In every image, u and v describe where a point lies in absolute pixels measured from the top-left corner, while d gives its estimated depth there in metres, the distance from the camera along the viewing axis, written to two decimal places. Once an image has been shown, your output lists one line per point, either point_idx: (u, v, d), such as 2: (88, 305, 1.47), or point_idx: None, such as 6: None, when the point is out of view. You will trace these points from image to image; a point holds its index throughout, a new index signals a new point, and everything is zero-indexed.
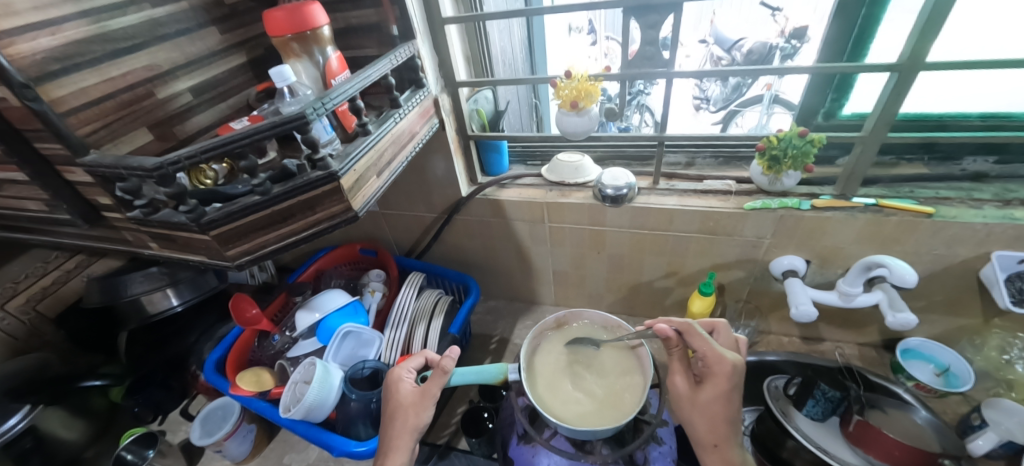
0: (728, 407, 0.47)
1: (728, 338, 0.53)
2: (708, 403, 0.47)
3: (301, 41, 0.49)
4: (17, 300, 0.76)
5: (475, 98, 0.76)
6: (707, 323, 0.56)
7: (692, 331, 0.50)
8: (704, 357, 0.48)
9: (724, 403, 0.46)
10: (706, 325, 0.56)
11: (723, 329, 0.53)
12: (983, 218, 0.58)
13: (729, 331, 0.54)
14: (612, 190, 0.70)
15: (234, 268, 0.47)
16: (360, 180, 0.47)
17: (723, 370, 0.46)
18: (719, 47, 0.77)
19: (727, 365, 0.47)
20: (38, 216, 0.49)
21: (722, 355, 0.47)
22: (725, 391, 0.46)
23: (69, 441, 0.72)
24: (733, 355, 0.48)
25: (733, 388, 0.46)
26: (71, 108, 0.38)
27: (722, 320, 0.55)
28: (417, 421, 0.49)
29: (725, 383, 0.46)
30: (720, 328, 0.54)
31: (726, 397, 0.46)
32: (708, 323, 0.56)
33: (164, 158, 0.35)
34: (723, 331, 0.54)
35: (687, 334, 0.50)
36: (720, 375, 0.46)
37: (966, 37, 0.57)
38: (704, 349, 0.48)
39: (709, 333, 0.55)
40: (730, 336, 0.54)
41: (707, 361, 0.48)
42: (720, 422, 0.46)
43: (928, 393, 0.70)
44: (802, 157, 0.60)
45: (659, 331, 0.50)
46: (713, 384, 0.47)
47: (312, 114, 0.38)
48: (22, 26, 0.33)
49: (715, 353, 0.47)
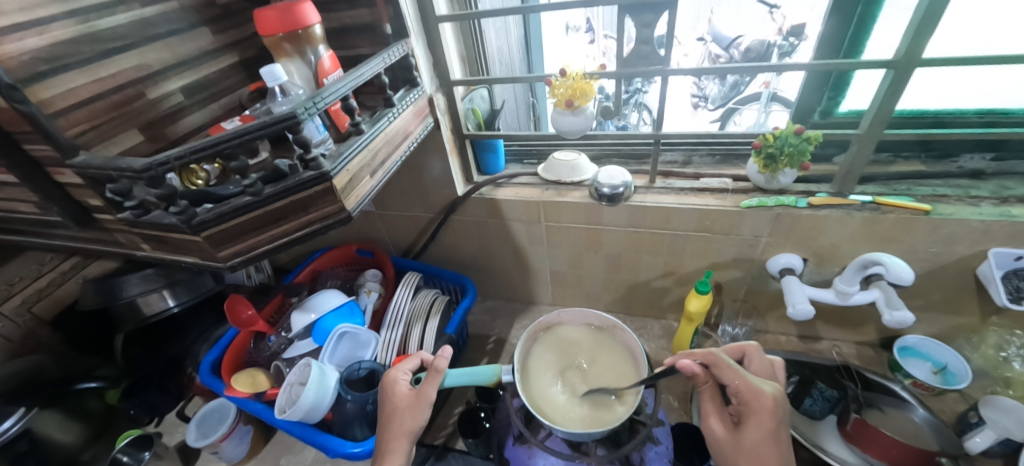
0: (779, 449, 0.42)
1: (762, 362, 0.51)
2: (753, 446, 0.42)
3: (293, 41, 0.49)
4: (13, 302, 0.75)
5: (471, 98, 0.76)
6: (737, 349, 0.54)
7: (719, 363, 0.48)
8: (739, 392, 0.45)
9: (774, 445, 0.42)
10: (737, 352, 0.54)
11: (754, 353, 0.52)
12: (980, 216, 0.58)
13: (761, 354, 0.52)
14: (609, 189, 0.70)
15: (228, 269, 0.47)
16: (353, 180, 0.47)
17: (763, 405, 0.43)
18: (717, 46, 0.74)
19: (767, 399, 0.44)
20: (30, 218, 0.49)
21: (759, 388, 0.44)
22: (771, 429, 0.42)
23: (65, 443, 0.72)
24: (770, 386, 0.45)
25: (779, 425, 0.43)
26: (60, 110, 0.38)
27: (751, 343, 0.53)
28: (412, 424, 0.48)
29: (770, 420, 0.43)
30: (751, 352, 0.53)
31: (773, 436, 0.42)
32: (737, 349, 0.54)
33: (153, 159, 0.34)
34: (755, 355, 0.52)
35: (714, 366, 0.48)
36: (762, 412, 0.43)
37: (964, 34, 0.57)
38: (737, 383, 0.46)
39: (740, 359, 0.53)
40: (763, 360, 0.52)
41: (743, 397, 0.45)
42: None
43: (926, 391, 0.70)
44: (798, 155, 0.60)
45: (685, 367, 0.48)
46: (756, 422, 0.43)
47: (303, 114, 0.38)
48: (8, 26, 0.33)
49: (750, 386, 0.45)
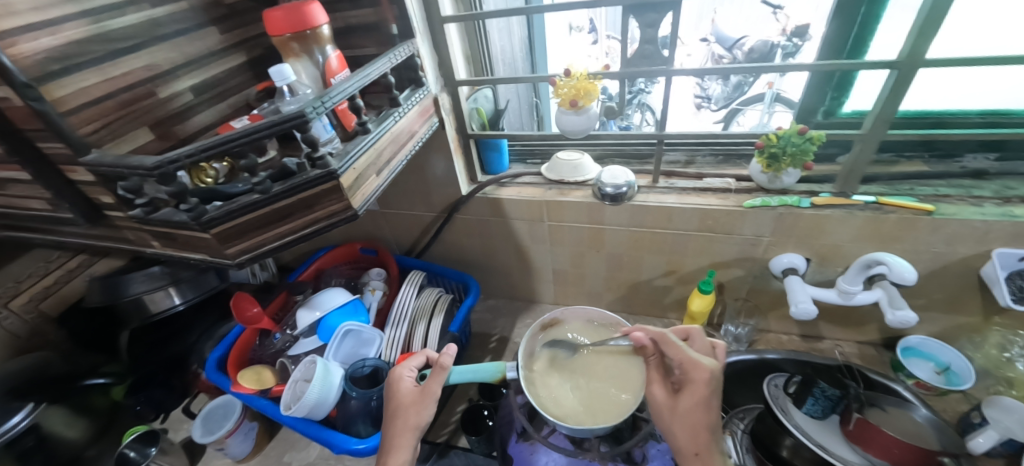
0: (710, 414, 0.44)
1: (703, 343, 0.52)
2: (687, 413, 0.44)
3: (301, 41, 0.49)
4: (20, 300, 0.76)
5: (475, 97, 0.76)
6: (682, 331, 0.55)
7: (666, 340, 0.48)
8: (681, 364, 0.47)
9: (704, 411, 0.44)
10: (682, 333, 0.54)
11: (697, 335, 0.52)
12: (983, 215, 0.58)
13: (704, 336, 0.53)
14: (612, 188, 0.70)
15: (235, 266, 0.48)
16: (359, 179, 0.47)
17: (700, 376, 0.45)
18: (720, 46, 0.76)
19: (704, 371, 0.45)
20: (41, 215, 0.49)
21: (698, 361, 0.46)
22: (704, 398, 0.44)
23: (69, 439, 0.72)
24: (710, 360, 0.46)
25: (712, 394, 0.45)
26: (72, 108, 0.38)
27: (696, 326, 0.54)
28: (417, 420, 0.49)
29: (704, 389, 0.45)
30: (694, 334, 0.53)
31: (705, 403, 0.45)
32: (682, 330, 0.54)
33: (165, 157, 0.35)
34: (698, 337, 0.53)
35: (662, 343, 0.49)
36: (698, 382, 0.45)
37: (967, 34, 0.57)
38: (679, 357, 0.47)
39: (684, 340, 0.54)
40: (704, 342, 0.52)
41: (684, 368, 0.46)
42: (701, 432, 0.44)
43: (929, 391, 0.70)
44: (801, 155, 0.60)
45: (634, 338, 0.50)
46: (692, 391, 0.45)
47: (311, 113, 0.38)
48: (22, 26, 0.33)
49: (691, 359, 0.46)
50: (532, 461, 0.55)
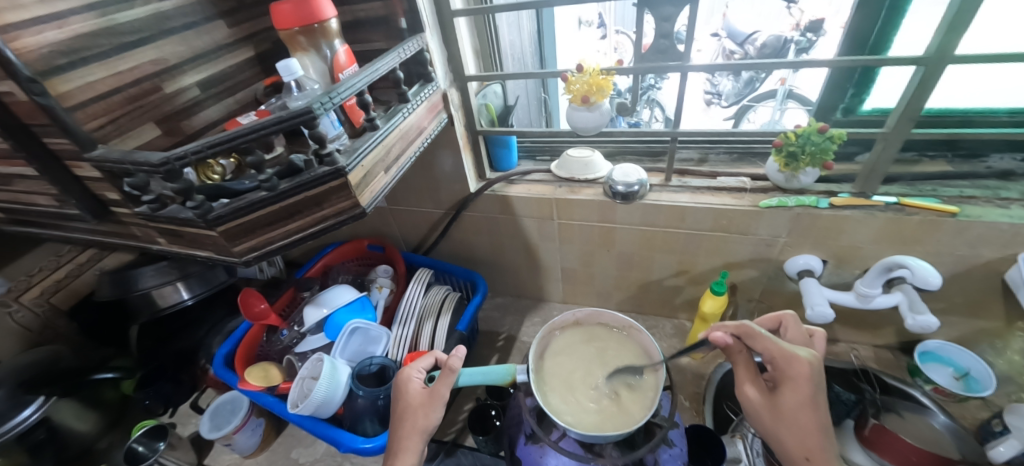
0: (816, 413, 0.43)
1: (797, 330, 0.53)
2: (792, 413, 0.43)
3: (308, 35, 0.49)
4: (31, 293, 0.77)
5: (484, 93, 0.75)
6: (773, 320, 0.56)
7: (751, 333, 0.48)
8: (774, 359, 0.46)
9: (810, 410, 0.43)
10: (773, 321, 0.55)
11: (791, 322, 0.53)
12: (1010, 218, 0.55)
13: (797, 323, 0.54)
14: (623, 186, 0.68)
15: (243, 264, 0.47)
16: (368, 176, 0.46)
17: (799, 371, 0.44)
18: (732, 41, 0.73)
19: (803, 364, 0.44)
20: (49, 211, 0.49)
21: (794, 354, 0.45)
22: (806, 395, 0.43)
23: (82, 432, 0.74)
24: (806, 352, 0.45)
25: (815, 390, 0.43)
26: (78, 103, 0.38)
27: (789, 313, 0.54)
28: (425, 422, 0.48)
29: (807, 385, 0.43)
30: (788, 321, 0.54)
31: (810, 401, 0.43)
32: (774, 318, 0.55)
33: (170, 153, 0.34)
34: (792, 324, 0.54)
35: (747, 337, 0.49)
36: (798, 378, 0.44)
37: (997, 29, 0.55)
38: (771, 351, 0.46)
39: (776, 327, 0.55)
40: (799, 330, 0.53)
41: (778, 363, 0.45)
42: (812, 433, 0.42)
43: (947, 397, 0.67)
44: (820, 153, 0.58)
45: (716, 340, 0.48)
46: (792, 388, 0.44)
47: (319, 109, 0.37)
48: (28, 19, 0.33)
49: (786, 353, 0.45)
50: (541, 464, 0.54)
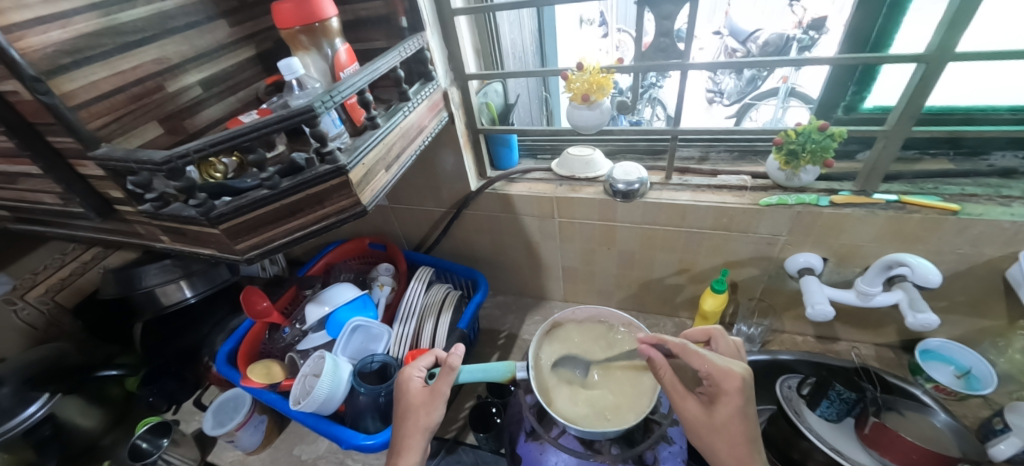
0: (747, 425, 0.43)
1: (728, 344, 0.52)
2: (723, 427, 0.43)
3: (309, 34, 0.49)
4: (36, 291, 0.77)
5: (485, 92, 0.75)
6: (703, 333, 0.55)
7: (687, 350, 0.47)
8: (709, 374, 0.45)
9: (741, 423, 0.43)
10: (703, 336, 0.55)
11: (721, 336, 0.53)
12: (1012, 216, 0.55)
13: (726, 337, 0.53)
14: (624, 185, 0.68)
15: (245, 262, 0.47)
16: (368, 174, 0.47)
17: (733, 385, 0.44)
18: (734, 39, 0.79)
19: (735, 378, 0.44)
20: (54, 209, 0.50)
21: (728, 369, 0.44)
22: (738, 409, 0.43)
23: (87, 428, 0.75)
24: (738, 366, 0.45)
25: (747, 402, 0.44)
26: (81, 102, 0.38)
27: (717, 327, 0.54)
28: (427, 421, 0.49)
29: (738, 399, 0.43)
30: (717, 335, 0.53)
31: (741, 415, 0.43)
32: (704, 332, 0.55)
33: (173, 151, 0.34)
34: (721, 338, 0.53)
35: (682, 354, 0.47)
36: (730, 392, 0.43)
37: (1000, 27, 0.55)
38: (706, 367, 0.45)
39: (707, 341, 0.54)
40: (728, 342, 0.53)
41: (714, 379, 0.45)
42: (742, 446, 0.42)
43: (949, 395, 0.68)
44: (821, 151, 0.58)
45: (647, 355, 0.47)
46: (725, 402, 0.43)
47: (320, 107, 0.37)
48: (32, 19, 0.33)
49: (719, 368, 0.44)
50: (542, 461, 0.54)
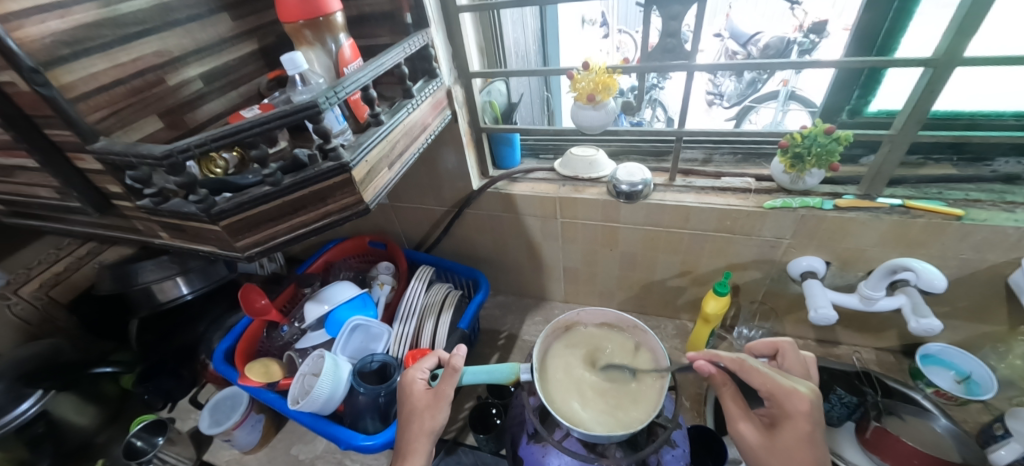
0: (816, 451, 0.41)
1: (795, 359, 0.52)
2: (788, 451, 0.42)
3: (314, 28, 0.48)
4: (30, 286, 0.76)
5: (488, 90, 0.75)
6: (769, 346, 0.55)
7: (747, 367, 0.47)
8: (772, 394, 0.44)
9: (810, 448, 0.41)
10: (770, 348, 0.55)
11: (789, 350, 0.52)
12: (1016, 222, 0.55)
13: (795, 352, 0.53)
14: (627, 186, 0.68)
15: (245, 259, 0.47)
16: (371, 172, 0.46)
17: (798, 407, 0.43)
18: (734, 41, 0.81)
19: (802, 401, 0.43)
20: (50, 203, 0.49)
21: (793, 389, 0.44)
22: (806, 433, 0.42)
23: (81, 426, 0.74)
24: (804, 388, 0.44)
25: (814, 428, 0.42)
26: (80, 94, 0.37)
27: (786, 340, 0.54)
28: (432, 424, 0.48)
29: (805, 422, 0.42)
30: (786, 349, 0.53)
31: (809, 439, 0.41)
32: (771, 344, 0.55)
33: (174, 145, 0.34)
34: (789, 352, 0.53)
35: (742, 371, 0.47)
36: (795, 415, 0.43)
37: (1005, 32, 0.55)
38: (769, 385, 0.45)
39: (774, 355, 0.54)
40: (796, 358, 0.52)
41: (776, 399, 0.44)
42: None
43: (950, 400, 0.68)
44: (826, 155, 0.58)
45: (701, 367, 0.47)
46: (790, 424, 0.42)
47: (324, 103, 0.37)
48: (30, 8, 0.32)
49: (783, 387, 0.44)
50: (545, 464, 0.54)
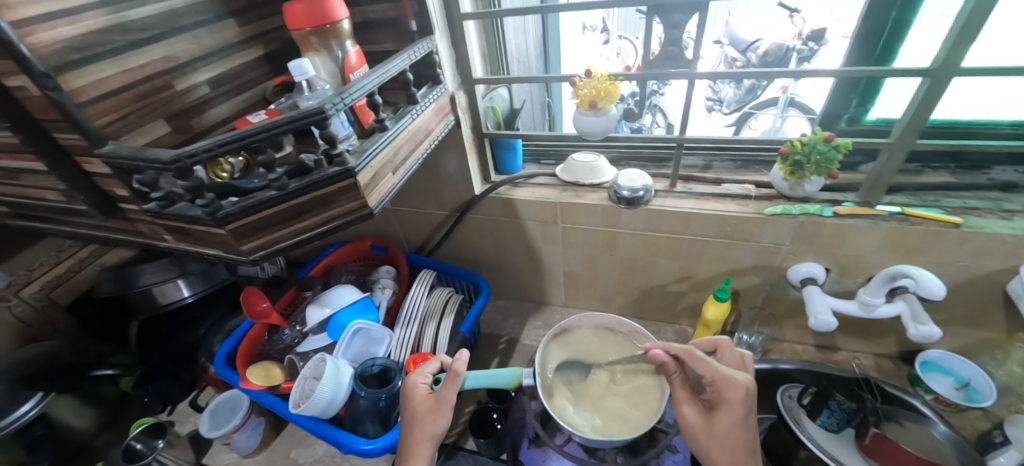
0: (747, 434, 0.42)
1: (734, 356, 0.52)
2: (723, 434, 0.43)
3: (320, 35, 0.49)
4: (30, 288, 0.76)
5: (491, 96, 0.75)
6: (710, 343, 0.55)
7: (693, 356, 0.46)
8: (713, 381, 0.44)
9: (741, 431, 0.42)
10: (710, 346, 0.54)
11: (727, 347, 0.52)
12: (1013, 230, 0.56)
13: (733, 348, 0.53)
14: (628, 191, 0.69)
15: (249, 263, 0.47)
16: (376, 177, 0.46)
17: (736, 394, 0.43)
18: (733, 49, 0.77)
19: (739, 388, 0.43)
20: (55, 206, 0.49)
21: (732, 377, 0.43)
22: (740, 418, 0.42)
23: (79, 428, 0.74)
24: (742, 375, 0.44)
25: (748, 412, 0.43)
26: (89, 99, 0.38)
27: (724, 338, 0.53)
28: (434, 428, 0.48)
29: (740, 408, 0.42)
30: (723, 346, 0.53)
31: (742, 424, 0.42)
32: (710, 342, 0.54)
33: (182, 151, 0.34)
34: (727, 349, 0.53)
35: (688, 359, 0.46)
36: (732, 401, 0.43)
37: (1000, 43, 0.56)
38: (711, 374, 0.44)
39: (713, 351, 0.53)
40: (734, 354, 0.52)
41: (717, 385, 0.44)
42: (741, 454, 0.42)
43: (948, 407, 0.68)
44: (825, 163, 0.59)
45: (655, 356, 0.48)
46: (727, 410, 0.43)
47: (331, 109, 0.37)
48: (41, 14, 0.33)
49: (724, 375, 0.43)
50: None
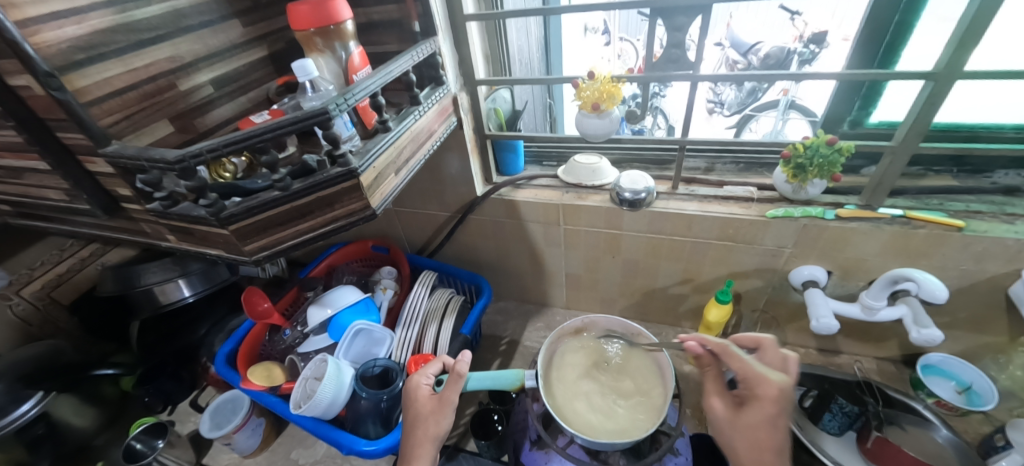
0: (777, 435, 0.42)
1: (775, 356, 0.50)
2: (749, 427, 0.43)
3: (324, 36, 0.49)
4: (32, 287, 0.76)
5: (493, 98, 0.75)
6: (753, 340, 0.54)
7: (727, 351, 0.48)
8: (745, 377, 0.45)
9: (770, 430, 0.42)
10: (752, 342, 0.54)
11: (769, 346, 0.51)
12: (1016, 234, 0.56)
13: (777, 348, 0.51)
14: (630, 193, 0.69)
15: (252, 263, 0.47)
16: (379, 178, 0.46)
17: (768, 392, 0.43)
18: (735, 51, 0.79)
19: (772, 387, 0.43)
20: (58, 205, 0.49)
21: (765, 375, 0.44)
22: (769, 416, 0.42)
23: (80, 427, 0.74)
24: (779, 376, 0.44)
25: (780, 413, 0.42)
26: (94, 99, 0.38)
27: (769, 337, 0.52)
28: (436, 429, 0.48)
29: (771, 406, 0.43)
30: (766, 345, 0.52)
31: (772, 423, 0.42)
32: (754, 339, 0.54)
33: (186, 151, 0.34)
34: (770, 348, 0.51)
35: (722, 354, 0.48)
36: (764, 399, 0.43)
37: (1003, 47, 0.56)
38: (744, 370, 0.46)
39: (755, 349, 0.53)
40: (777, 354, 0.51)
41: (749, 382, 0.45)
42: (767, 452, 0.41)
43: (950, 411, 0.68)
44: (828, 166, 0.59)
45: (688, 346, 0.50)
46: (756, 406, 0.43)
47: (334, 110, 0.37)
48: (47, 14, 0.33)
49: (756, 373, 0.44)
50: None
